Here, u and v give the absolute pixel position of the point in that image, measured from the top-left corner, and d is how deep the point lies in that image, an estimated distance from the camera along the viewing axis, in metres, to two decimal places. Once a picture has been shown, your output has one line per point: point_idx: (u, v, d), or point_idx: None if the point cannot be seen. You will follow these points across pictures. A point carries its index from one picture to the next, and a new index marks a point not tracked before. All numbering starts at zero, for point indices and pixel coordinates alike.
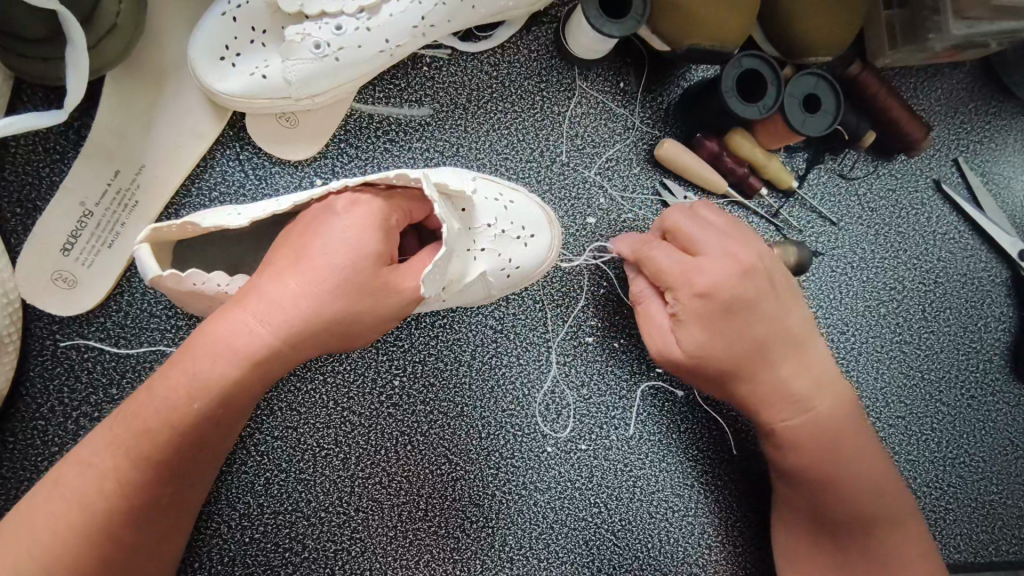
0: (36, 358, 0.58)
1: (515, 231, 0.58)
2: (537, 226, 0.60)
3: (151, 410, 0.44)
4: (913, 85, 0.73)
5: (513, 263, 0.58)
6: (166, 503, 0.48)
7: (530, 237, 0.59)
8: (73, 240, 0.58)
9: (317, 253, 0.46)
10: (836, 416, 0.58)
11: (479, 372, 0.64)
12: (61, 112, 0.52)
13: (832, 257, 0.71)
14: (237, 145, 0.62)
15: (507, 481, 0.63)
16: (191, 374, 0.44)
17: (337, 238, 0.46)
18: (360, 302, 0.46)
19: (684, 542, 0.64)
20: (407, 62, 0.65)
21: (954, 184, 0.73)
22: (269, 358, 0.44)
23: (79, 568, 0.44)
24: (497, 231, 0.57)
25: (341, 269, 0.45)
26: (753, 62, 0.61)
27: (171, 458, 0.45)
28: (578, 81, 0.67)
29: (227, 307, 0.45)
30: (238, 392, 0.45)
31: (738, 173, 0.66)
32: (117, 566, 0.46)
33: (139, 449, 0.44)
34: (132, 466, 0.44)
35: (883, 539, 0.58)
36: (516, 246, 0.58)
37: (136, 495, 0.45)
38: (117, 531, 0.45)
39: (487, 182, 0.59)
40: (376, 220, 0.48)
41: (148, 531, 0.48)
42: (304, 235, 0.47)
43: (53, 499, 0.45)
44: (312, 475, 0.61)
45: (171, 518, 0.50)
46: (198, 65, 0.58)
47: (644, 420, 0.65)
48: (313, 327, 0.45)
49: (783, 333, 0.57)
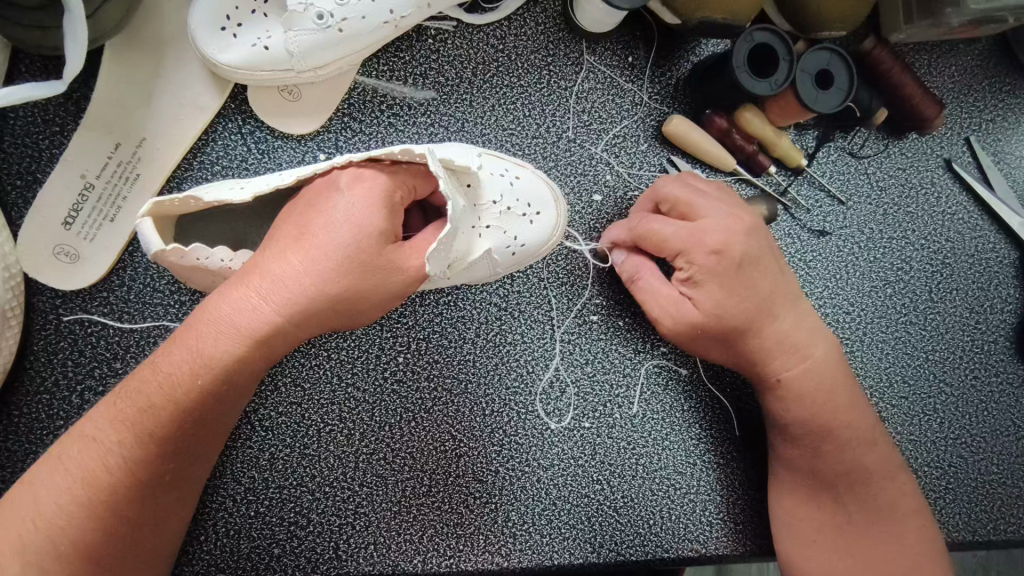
0: (40, 332, 0.57)
1: (521, 208, 0.57)
2: (543, 205, 0.59)
3: (154, 385, 0.44)
4: (927, 62, 0.72)
5: (518, 241, 0.58)
6: (171, 480, 0.48)
7: (535, 214, 0.58)
8: (75, 214, 0.57)
9: (323, 231, 0.45)
10: (833, 367, 0.60)
11: (484, 349, 0.64)
12: (61, 82, 0.52)
13: (840, 236, 0.70)
14: (239, 118, 0.60)
15: (511, 457, 0.63)
16: (192, 352, 0.44)
17: (343, 214, 0.46)
18: (366, 281, 0.45)
19: (686, 520, 0.64)
20: (412, 34, 0.64)
21: (966, 164, 0.72)
22: (274, 335, 0.44)
23: (87, 540, 0.45)
24: (503, 209, 0.56)
25: (341, 244, 0.45)
26: (766, 37, 0.59)
27: (174, 434, 0.45)
28: (587, 55, 0.66)
29: (232, 281, 0.45)
30: (244, 369, 0.44)
31: (748, 150, 0.65)
32: (121, 540, 0.47)
33: (143, 423, 0.44)
34: (137, 441, 0.45)
35: (864, 497, 0.60)
36: (521, 224, 0.58)
37: (141, 471, 0.45)
38: (121, 505, 0.45)
39: (492, 159, 0.58)
40: (381, 196, 0.47)
41: (154, 507, 0.48)
42: (308, 212, 0.47)
43: (59, 472, 0.45)
44: (316, 450, 0.61)
45: (173, 496, 0.50)
46: (199, 35, 0.57)
47: (647, 398, 0.65)
48: (319, 306, 0.44)
49: (780, 289, 0.59)
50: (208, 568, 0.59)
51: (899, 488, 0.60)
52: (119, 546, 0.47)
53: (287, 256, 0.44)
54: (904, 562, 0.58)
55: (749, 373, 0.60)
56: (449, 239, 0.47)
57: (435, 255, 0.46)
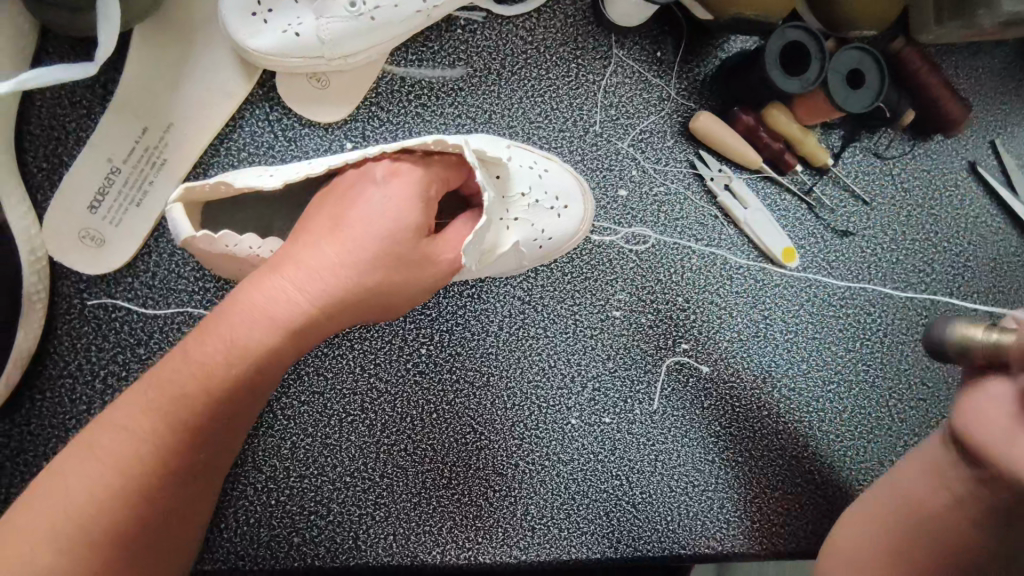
0: (64, 316, 0.57)
1: (549, 201, 0.57)
2: (570, 197, 0.59)
3: (187, 374, 0.44)
4: (954, 64, 0.71)
5: (545, 234, 0.57)
6: (197, 471, 0.47)
7: (563, 207, 0.58)
8: (101, 197, 0.57)
9: (357, 220, 0.46)
10: None
11: (506, 343, 0.63)
12: (94, 67, 0.51)
13: (863, 237, 0.70)
14: (266, 105, 0.60)
15: (531, 451, 0.63)
16: (224, 340, 0.44)
17: (377, 206, 0.47)
18: (401, 271, 0.47)
19: (703, 516, 0.65)
20: (440, 24, 0.63)
21: (990, 167, 0.72)
22: (307, 325, 0.45)
23: (116, 530, 0.44)
24: (530, 200, 0.56)
25: (376, 238, 0.46)
26: (798, 35, 0.59)
27: (205, 422, 0.45)
28: (615, 49, 0.66)
29: (266, 268, 0.46)
30: (276, 357, 0.45)
31: (774, 148, 0.65)
32: (150, 528, 0.46)
33: (177, 413, 0.44)
34: (168, 428, 0.44)
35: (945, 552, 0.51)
36: (549, 217, 0.57)
37: (173, 461, 0.45)
38: (153, 494, 0.45)
39: (522, 150, 0.58)
40: (415, 190, 0.48)
41: (180, 498, 0.47)
42: (342, 202, 0.48)
43: (88, 462, 0.44)
44: (338, 440, 0.61)
45: (201, 486, 0.48)
46: (227, 19, 0.56)
47: (668, 395, 0.65)
48: (351, 298, 0.46)
49: None
50: (227, 556, 0.59)
51: None
52: (147, 535, 0.45)
53: (322, 250, 0.45)
54: None
55: None
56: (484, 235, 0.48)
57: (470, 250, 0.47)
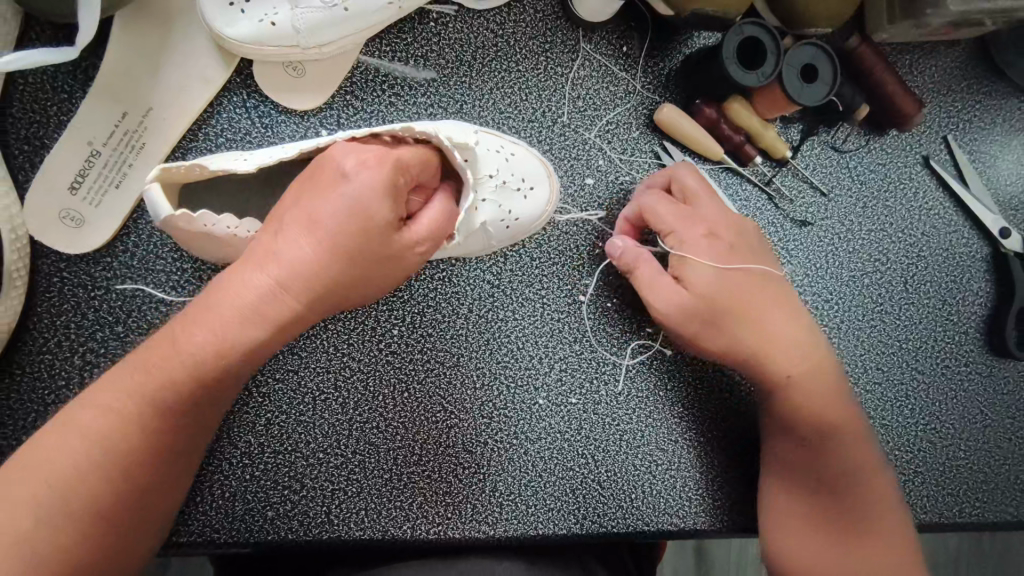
0: (44, 294, 0.58)
1: (515, 183, 0.61)
2: (536, 179, 0.63)
3: (177, 362, 0.47)
4: (909, 62, 0.75)
5: (512, 215, 0.60)
6: (184, 449, 0.51)
7: (529, 189, 0.62)
8: (81, 179, 0.59)
9: (330, 217, 0.46)
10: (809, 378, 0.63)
11: (476, 324, 0.66)
12: (73, 50, 0.53)
13: (821, 226, 0.73)
14: (243, 92, 0.62)
15: (500, 429, 0.65)
16: (209, 330, 0.46)
17: (348, 202, 0.46)
18: (372, 270, 0.48)
19: (667, 494, 0.67)
20: (414, 16, 0.65)
21: (943, 161, 0.75)
22: (289, 319, 0.47)
23: (100, 505, 0.46)
24: (500, 182, 0.59)
25: (344, 236, 0.46)
26: (754, 30, 0.62)
27: (180, 406, 0.48)
28: (583, 43, 0.68)
29: (244, 262, 0.46)
30: (257, 348, 0.47)
31: (735, 140, 0.68)
32: (132, 501, 0.48)
33: (164, 397, 0.47)
34: (148, 408, 0.47)
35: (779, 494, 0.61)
36: (516, 198, 0.61)
37: (159, 437, 0.48)
38: (139, 472, 0.48)
39: (489, 136, 0.61)
40: (385, 182, 0.46)
41: (166, 477, 0.50)
42: (317, 196, 0.47)
43: (70, 439, 0.46)
44: (311, 417, 0.63)
45: (180, 466, 0.51)
46: (205, 8, 0.58)
47: (633, 376, 0.68)
48: (330, 293, 0.47)
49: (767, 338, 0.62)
50: (203, 529, 0.60)
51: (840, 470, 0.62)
52: (129, 509, 0.48)
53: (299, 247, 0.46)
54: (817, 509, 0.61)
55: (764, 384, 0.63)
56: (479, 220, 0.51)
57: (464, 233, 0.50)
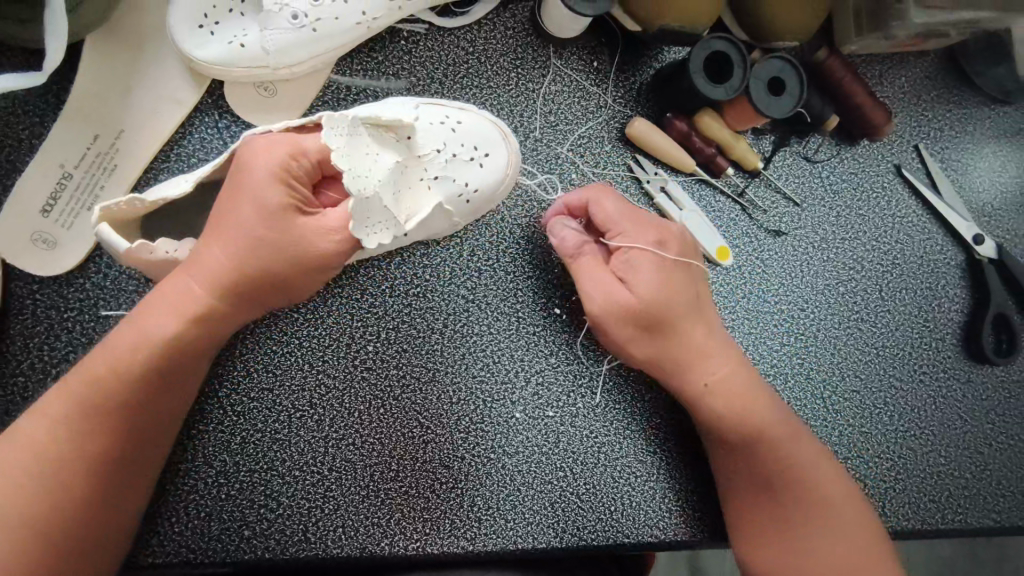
0: (16, 317, 0.58)
1: (467, 152, 0.59)
2: (491, 144, 0.61)
3: (104, 360, 0.49)
4: (878, 72, 0.75)
5: (470, 187, 0.59)
6: (139, 461, 0.52)
7: (484, 156, 0.60)
8: (53, 202, 0.59)
9: (240, 214, 0.50)
10: (738, 384, 0.62)
11: (451, 340, 0.66)
12: (41, 75, 0.54)
13: (795, 236, 0.73)
14: (215, 113, 0.62)
15: (477, 444, 0.65)
16: (137, 328, 0.50)
17: (253, 197, 0.50)
18: (282, 261, 0.51)
19: (645, 506, 0.67)
20: (385, 35, 0.66)
21: (915, 169, 0.76)
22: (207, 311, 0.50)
23: (50, 515, 0.47)
24: (447, 156, 0.58)
25: (252, 233, 0.50)
26: (721, 45, 0.63)
27: (117, 407, 0.49)
28: (554, 59, 0.69)
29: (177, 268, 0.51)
30: (179, 341, 0.50)
31: (706, 152, 0.68)
32: (85, 509, 0.49)
33: (91, 394, 0.49)
34: (84, 409, 0.49)
35: (740, 499, 0.62)
36: (471, 169, 0.59)
37: (100, 444, 0.49)
38: (92, 477, 0.49)
39: (430, 107, 0.60)
40: (275, 172, 0.50)
41: (118, 487, 0.51)
42: (230, 199, 0.51)
43: (14, 447, 0.48)
44: (287, 435, 0.63)
45: (131, 478, 0.52)
46: (175, 31, 0.59)
47: (609, 388, 0.68)
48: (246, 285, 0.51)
49: (697, 347, 0.62)
50: (179, 550, 0.60)
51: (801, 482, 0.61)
52: (80, 520, 0.49)
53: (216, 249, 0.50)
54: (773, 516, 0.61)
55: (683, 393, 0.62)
56: (381, 211, 0.52)
57: (363, 226, 0.51)
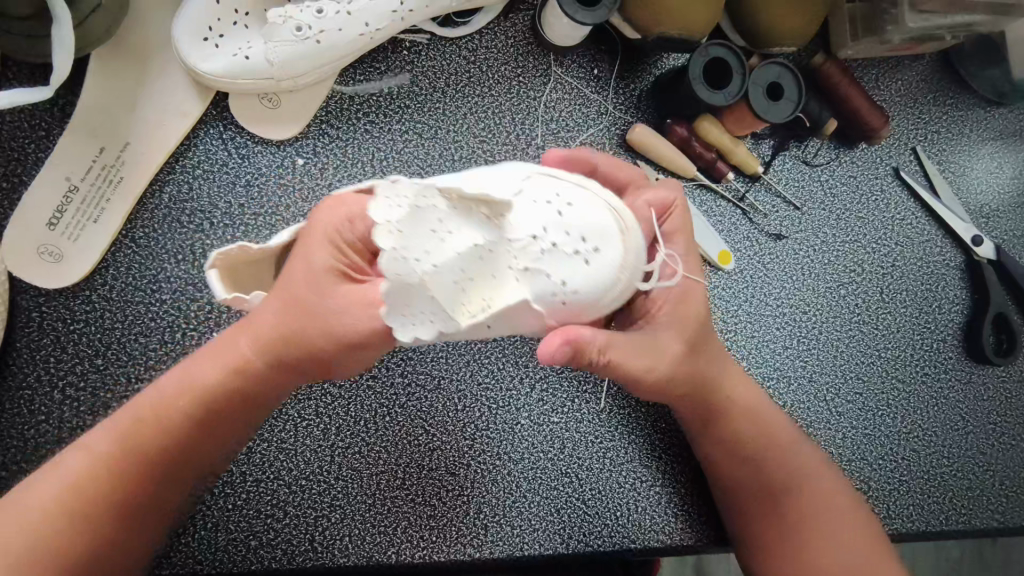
0: (23, 329, 0.59)
1: (572, 243, 0.44)
2: (603, 239, 0.44)
3: (149, 401, 0.51)
4: (874, 77, 0.76)
5: (562, 284, 0.43)
6: (174, 477, 0.52)
7: (592, 251, 0.44)
8: (59, 214, 0.59)
9: (291, 271, 0.49)
10: (760, 409, 0.63)
11: (456, 346, 0.66)
12: (48, 89, 0.54)
13: (795, 239, 0.74)
14: (220, 124, 0.63)
15: (483, 450, 0.65)
16: (183, 375, 0.52)
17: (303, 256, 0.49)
18: (313, 325, 0.49)
19: (651, 511, 0.67)
20: (387, 45, 0.67)
21: (913, 171, 0.77)
22: (244, 368, 0.51)
23: (88, 526, 0.48)
24: (542, 246, 0.43)
25: (293, 291, 0.49)
26: (720, 51, 0.64)
27: (162, 443, 0.50)
28: (554, 67, 0.70)
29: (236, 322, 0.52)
30: (212, 392, 0.51)
31: (706, 158, 0.69)
32: (118, 517, 0.49)
33: (128, 432, 0.50)
34: (134, 453, 0.50)
35: (740, 513, 0.62)
36: (572, 263, 0.44)
37: (140, 459, 0.50)
38: (126, 488, 0.49)
39: (540, 181, 0.46)
40: (321, 232, 0.49)
41: (152, 501, 0.51)
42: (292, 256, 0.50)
43: (58, 472, 0.49)
44: (293, 445, 0.63)
45: (163, 490, 0.52)
46: (180, 44, 0.60)
47: (614, 393, 0.68)
48: (281, 344, 0.50)
49: (729, 371, 0.62)
50: (186, 561, 0.60)
51: (808, 498, 0.61)
52: (111, 529, 0.49)
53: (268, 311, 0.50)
54: (781, 538, 0.60)
55: (709, 413, 0.62)
56: (426, 302, 0.42)
57: (397, 315, 0.43)
